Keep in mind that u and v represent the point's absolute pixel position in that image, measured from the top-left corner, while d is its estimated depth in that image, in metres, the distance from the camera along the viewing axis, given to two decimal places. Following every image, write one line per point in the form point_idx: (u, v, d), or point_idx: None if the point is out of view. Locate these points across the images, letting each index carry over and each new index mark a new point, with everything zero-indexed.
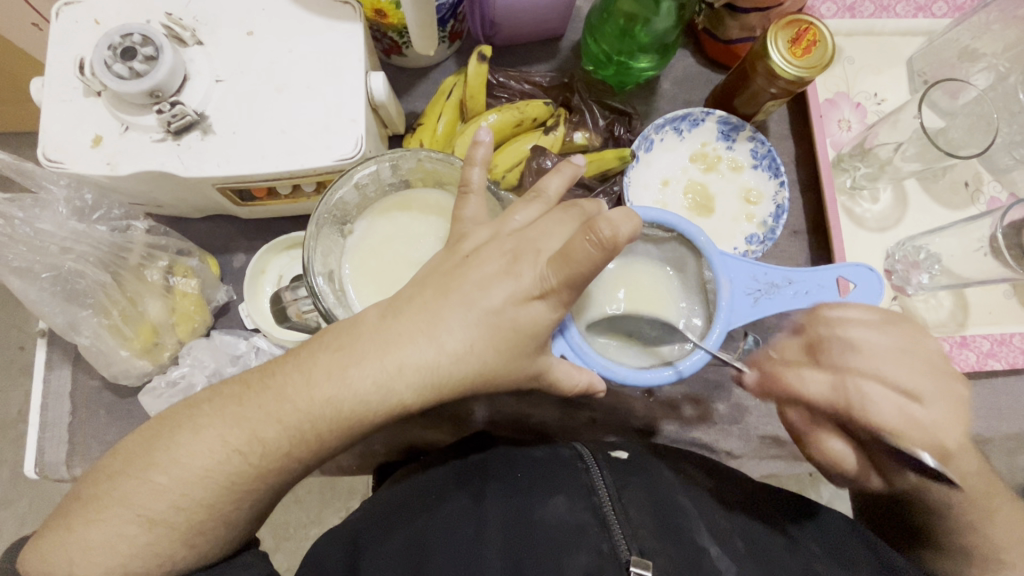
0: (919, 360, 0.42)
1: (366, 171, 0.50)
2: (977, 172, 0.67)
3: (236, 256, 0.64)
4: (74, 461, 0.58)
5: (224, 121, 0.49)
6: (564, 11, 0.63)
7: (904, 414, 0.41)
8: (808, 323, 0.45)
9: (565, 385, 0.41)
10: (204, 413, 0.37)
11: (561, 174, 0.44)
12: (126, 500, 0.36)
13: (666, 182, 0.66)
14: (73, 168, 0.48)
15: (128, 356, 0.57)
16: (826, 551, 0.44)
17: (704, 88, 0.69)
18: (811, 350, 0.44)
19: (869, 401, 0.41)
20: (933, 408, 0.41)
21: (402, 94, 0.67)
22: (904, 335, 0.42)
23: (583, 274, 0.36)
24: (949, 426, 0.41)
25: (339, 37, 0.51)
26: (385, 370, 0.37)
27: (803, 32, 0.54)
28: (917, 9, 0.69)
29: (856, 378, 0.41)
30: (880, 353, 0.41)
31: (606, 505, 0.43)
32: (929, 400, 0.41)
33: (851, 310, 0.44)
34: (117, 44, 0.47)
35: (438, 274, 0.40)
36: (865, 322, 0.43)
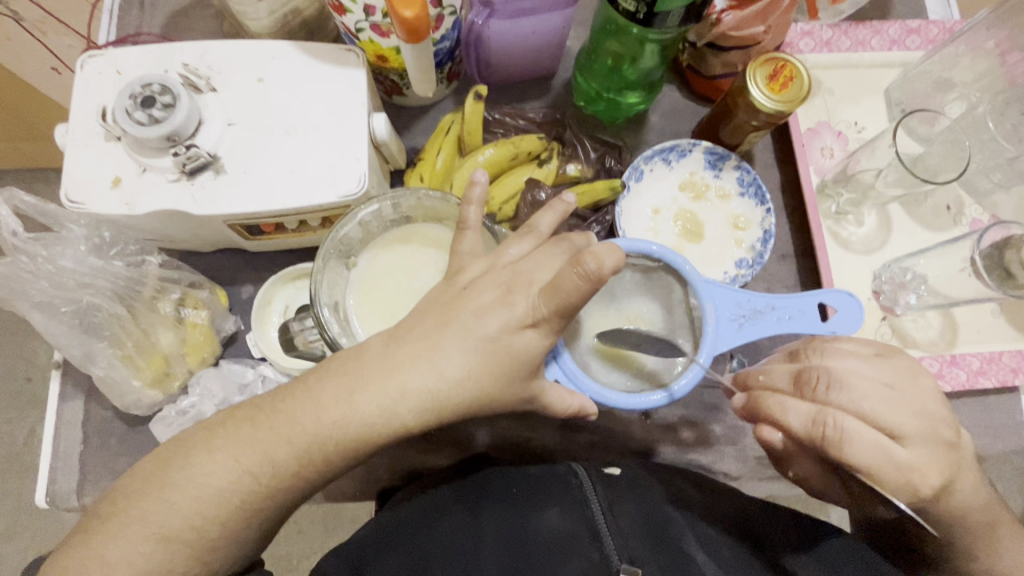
0: (914, 403, 0.42)
1: (370, 210, 0.53)
2: (958, 196, 0.69)
3: (245, 287, 0.66)
4: (85, 490, 0.60)
5: (236, 161, 0.52)
6: (554, 51, 0.67)
7: (885, 450, 0.41)
8: (812, 378, 0.44)
9: (557, 409, 0.43)
10: (218, 435, 0.39)
11: (554, 211, 0.46)
12: (143, 519, 0.37)
13: (657, 210, 0.68)
14: (93, 208, 0.51)
15: (140, 386, 0.59)
16: (812, 556, 0.46)
17: (691, 121, 0.72)
18: (797, 382, 0.45)
19: (844, 444, 0.41)
20: (916, 451, 0.41)
21: (403, 132, 0.70)
22: (894, 370, 0.44)
23: (572, 304, 0.38)
24: (930, 470, 0.42)
25: (344, 84, 0.54)
26: (389, 395, 0.39)
27: (781, 69, 0.57)
28: (892, 43, 0.73)
29: (831, 417, 0.41)
30: (859, 401, 0.42)
31: (598, 517, 0.45)
32: (911, 441, 0.42)
33: (845, 358, 0.45)
34: (138, 93, 0.50)
35: (438, 304, 0.42)
36: (876, 384, 0.43)
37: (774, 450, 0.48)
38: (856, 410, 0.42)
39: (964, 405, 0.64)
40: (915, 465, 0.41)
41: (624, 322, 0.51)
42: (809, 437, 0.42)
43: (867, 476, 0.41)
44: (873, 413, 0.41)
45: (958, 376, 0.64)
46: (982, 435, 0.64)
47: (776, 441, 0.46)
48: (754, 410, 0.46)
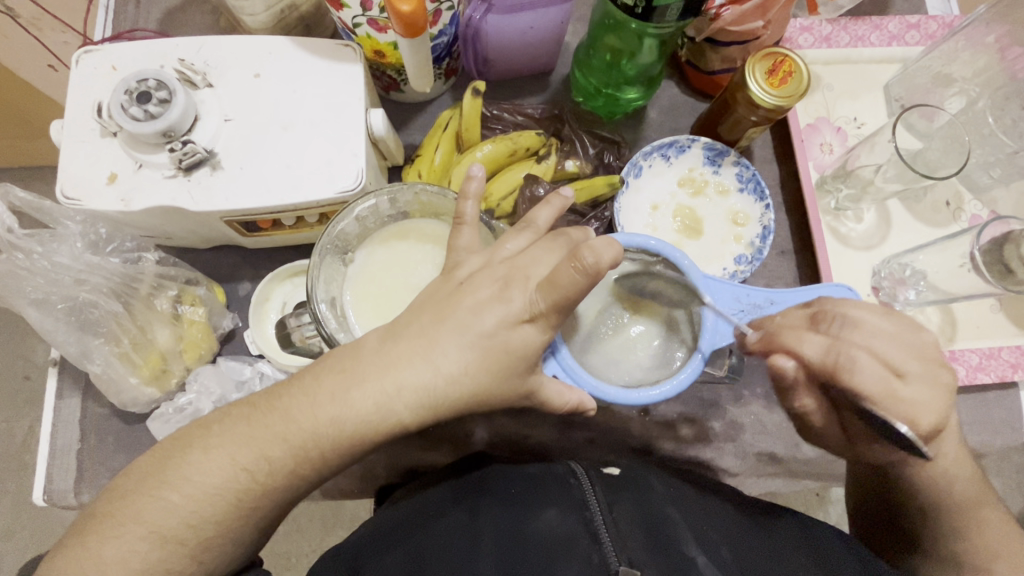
0: (919, 346, 0.42)
1: (365, 205, 0.53)
2: (957, 191, 0.69)
3: (242, 284, 0.66)
4: (82, 488, 0.60)
5: (233, 157, 0.52)
6: (552, 46, 0.66)
7: (886, 385, 0.41)
8: (823, 314, 0.43)
9: (555, 404, 0.43)
10: (214, 433, 0.39)
11: (551, 206, 0.46)
12: (139, 518, 0.37)
13: (655, 206, 0.68)
14: (89, 204, 0.51)
15: (138, 383, 0.59)
16: (812, 559, 0.46)
17: (689, 117, 0.72)
18: (811, 319, 0.44)
19: (852, 371, 0.40)
20: (918, 388, 0.41)
21: (401, 128, 0.70)
22: (904, 323, 0.43)
23: (570, 298, 0.38)
24: (929, 410, 0.41)
25: (340, 79, 0.54)
26: (385, 390, 0.39)
27: (779, 64, 0.57)
28: (891, 38, 0.73)
29: (843, 342, 0.41)
30: (869, 328, 0.42)
31: (597, 518, 0.44)
32: (913, 380, 0.41)
33: (866, 310, 0.42)
34: (133, 88, 0.50)
35: (435, 300, 0.42)
36: (887, 332, 0.42)
37: (781, 383, 0.44)
38: (868, 345, 0.41)
39: (962, 401, 0.64)
40: (916, 403, 0.41)
41: (624, 310, 0.51)
42: (821, 367, 0.41)
43: (868, 404, 0.41)
44: (884, 352, 0.41)
45: (957, 372, 0.64)
46: (982, 431, 0.64)
47: (787, 371, 0.42)
48: (769, 343, 0.43)
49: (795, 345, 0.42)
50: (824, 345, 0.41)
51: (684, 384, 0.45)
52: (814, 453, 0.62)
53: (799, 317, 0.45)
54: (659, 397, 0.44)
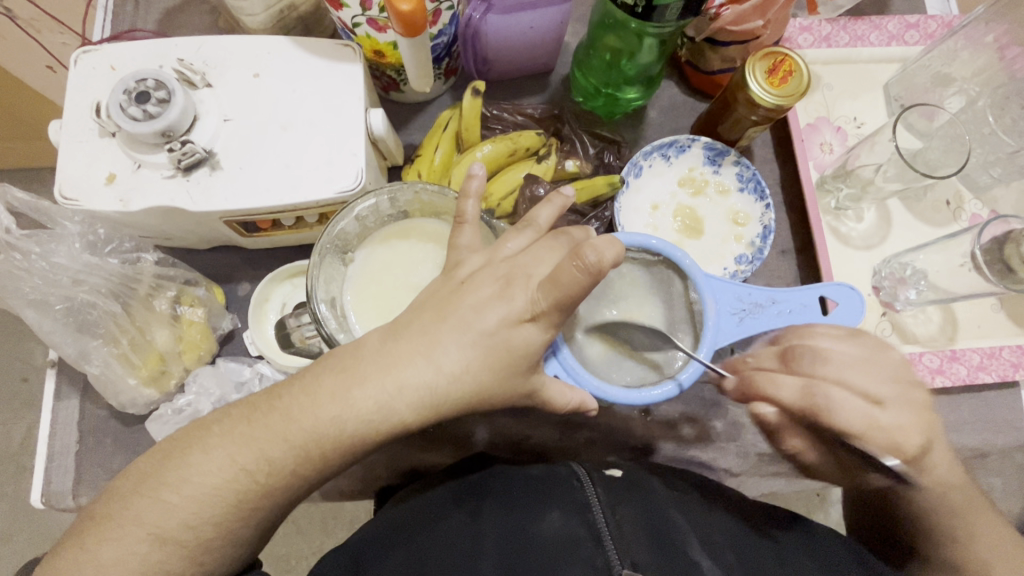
0: (887, 368, 0.47)
1: (366, 204, 0.52)
2: (957, 191, 0.69)
3: (241, 285, 0.66)
4: (80, 490, 0.60)
5: (232, 157, 0.52)
6: (552, 46, 0.66)
7: (869, 417, 0.45)
8: (793, 349, 0.48)
9: (557, 404, 0.43)
10: (214, 433, 0.39)
11: (551, 205, 0.46)
12: (138, 519, 0.37)
13: (656, 206, 0.68)
14: (87, 205, 0.51)
15: (136, 384, 0.58)
16: (815, 562, 0.45)
17: (689, 117, 0.72)
18: (783, 358, 0.48)
19: (830, 411, 0.45)
20: (896, 412, 0.46)
21: (400, 128, 0.70)
22: (866, 347, 0.47)
23: (571, 297, 0.38)
24: (906, 430, 0.46)
25: (340, 79, 0.54)
26: (386, 390, 0.39)
27: (780, 63, 0.57)
28: (891, 38, 0.73)
29: (815, 379, 0.46)
30: (836, 359, 0.46)
31: (600, 521, 0.44)
32: (889, 405, 0.46)
33: (835, 342, 0.47)
34: (132, 88, 0.50)
35: (436, 299, 0.42)
36: (853, 359, 0.47)
37: (767, 425, 0.51)
38: (837, 377, 0.46)
39: (963, 401, 0.64)
40: (896, 426, 0.45)
41: (626, 306, 0.51)
42: (799, 408, 0.45)
43: (858, 440, 0.45)
44: (853, 381, 0.46)
45: (958, 372, 0.64)
46: (984, 431, 0.64)
47: (768, 413, 0.48)
48: (750, 390, 0.47)
49: (773, 393, 0.46)
50: (798, 385, 0.46)
51: (688, 383, 0.45)
52: None
53: (773, 356, 0.49)
54: (664, 397, 0.44)
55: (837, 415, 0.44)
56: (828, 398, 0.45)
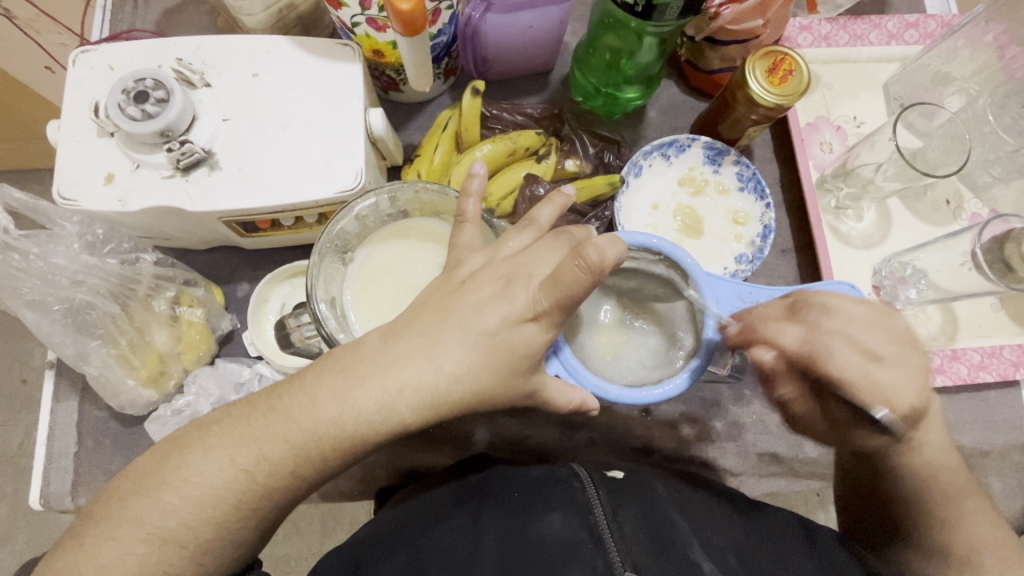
0: (895, 331, 0.45)
1: (366, 204, 0.52)
2: (957, 190, 0.69)
3: (240, 285, 0.66)
4: (79, 491, 0.59)
5: (232, 157, 0.52)
6: (552, 45, 0.66)
7: (864, 372, 0.44)
8: (802, 302, 0.46)
9: (558, 404, 0.42)
10: (213, 433, 0.39)
11: (552, 205, 0.46)
12: (137, 519, 0.37)
13: (655, 205, 0.68)
14: (86, 205, 0.51)
15: (135, 385, 0.58)
16: (816, 564, 0.45)
17: (689, 116, 0.72)
18: (790, 309, 0.46)
19: (830, 360, 0.44)
20: (893, 370, 0.44)
21: (400, 128, 0.70)
22: (877, 310, 0.45)
23: (573, 297, 0.38)
24: (904, 391, 0.44)
25: (339, 79, 0.53)
26: (387, 391, 0.38)
27: (780, 62, 0.57)
28: (890, 37, 0.73)
29: (817, 328, 0.45)
30: (841, 314, 0.45)
31: (601, 524, 0.44)
32: (889, 364, 0.44)
33: (848, 302, 0.45)
34: (131, 88, 0.49)
35: (436, 299, 0.42)
36: (863, 321, 0.45)
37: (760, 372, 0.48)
38: (842, 333, 0.44)
39: (964, 400, 0.64)
40: (893, 385, 0.43)
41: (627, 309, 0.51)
42: (799, 354, 0.45)
43: (849, 390, 0.44)
44: (858, 338, 0.44)
45: (959, 371, 0.64)
46: (985, 430, 0.64)
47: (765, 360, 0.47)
48: (750, 335, 0.46)
49: (775, 337, 0.45)
50: (801, 335, 0.45)
51: (687, 383, 0.45)
52: (816, 453, 0.62)
53: (780, 308, 0.46)
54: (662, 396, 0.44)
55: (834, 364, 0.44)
56: (826, 349, 0.44)
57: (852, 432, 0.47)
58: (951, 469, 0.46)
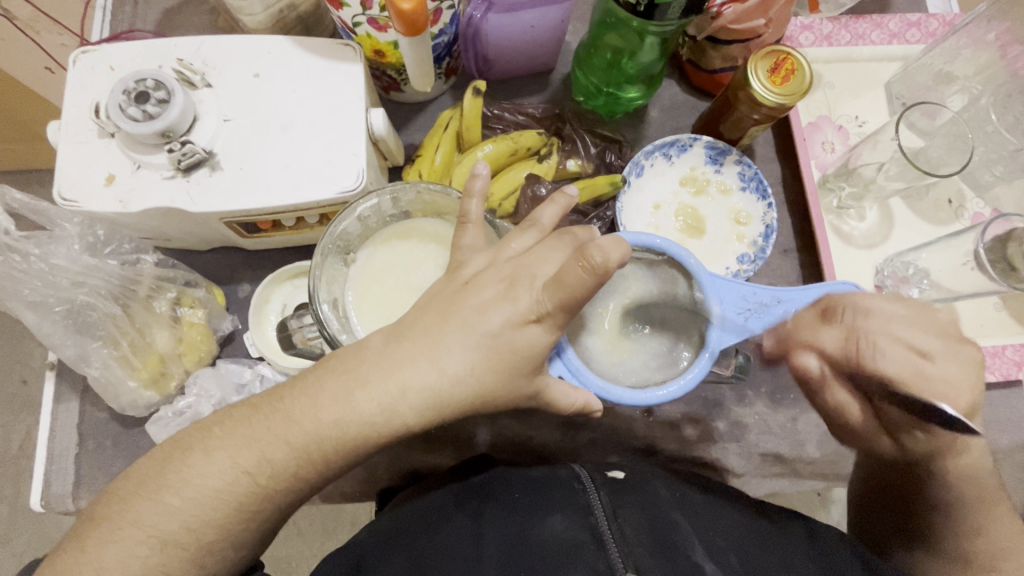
0: (935, 325, 0.44)
1: (368, 204, 0.52)
2: (960, 189, 0.69)
3: (241, 286, 0.65)
4: (81, 493, 0.59)
5: (233, 157, 0.51)
6: (553, 45, 0.66)
7: (915, 368, 0.43)
8: (837, 304, 0.46)
9: (561, 404, 0.42)
10: (215, 435, 0.39)
11: (555, 205, 0.46)
12: (138, 521, 0.37)
13: (657, 205, 0.68)
14: (87, 206, 0.50)
15: (136, 386, 0.58)
16: (819, 566, 0.45)
17: (691, 116, 0.72)
18: (826, 312, 0.46)
19: (876, 360, 0.43)
20: (947, 365, 0.43)
21: (401, 128, 0.69)
22: (914, 306, 0.45)
23: (576, 298, 0.38)
24: (957, 386, 0.42)
25: (340, 79, 0.53)
26: (390, 393, 0.38)
27: (782, 62, 0.56)
28: (892, 36, 0.73)
29: (859, 324, 0.45)
30: (882, 308, 0.44)
31: (602, 524, 0.44)
32: (939, 357, 0.43)
33: (889, 301, 0.45)
34: (131, 89, 0.49)
35: (439, 299, 0.42)
36: (904, 316, 0.44)
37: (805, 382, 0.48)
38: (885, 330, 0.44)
39: None
40: (948, 378, 0.42)
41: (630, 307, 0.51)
42: (843, 356, 0.45)
43: (902, 387, 0.43)
44: (901, 334, 0.44)
45: None
46: (989, 430, 0.63)
47: (811, 368, 0.47)
48: (786, 345, 0.48)
49: (816, 338, 0.46)
50: (843, 334, 0.45)
51: (693, 385, 0.45)
52: (819, 453, 0.62)
53: (814, 311, 0.47)
54: (667, 398, 0.44)
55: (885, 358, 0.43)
56: (874, 344, 0.44)
57: (908, 435, 0.47)
58: (955, 472, 0.46)
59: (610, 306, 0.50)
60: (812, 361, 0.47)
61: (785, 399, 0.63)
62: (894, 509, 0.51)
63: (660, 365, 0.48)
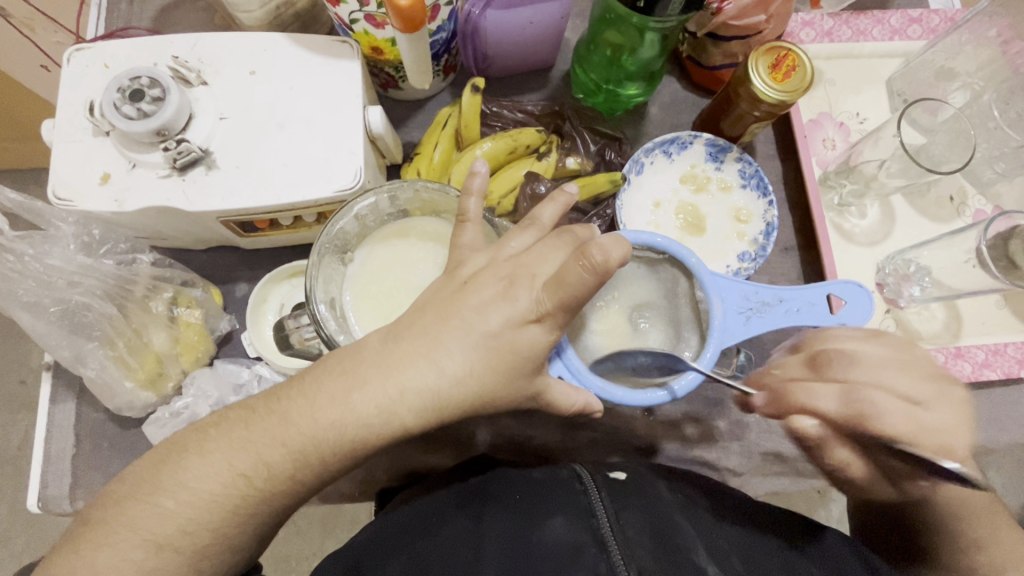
0: (921, 368, 0.46)
1: (365, 203, 0.52)
2: (961, 186, 0.69)
3: (239, 285, 0.65)
4: (78, 494, 0.59)
5: (229, 156, 0.51)
6: (552, 42, 0.66)
7: (915, 421, 0.44)
8: (824, 355, 0.47)
9: (562, 406, 0.42)
10: (211, 437, 0.38)
11: (555, 203, 0.45)
12: (134, 525, 0.36)
13: (657, 204, 0.67)
14: (82, 205, 0.50)
15: (133, 388, 0.57)
16: (821, 568, 0.45)
17: (691, 113, 0.71)
18: (812, 364, 0.47)
19: (878, 418, 0.44)
20: (936, 412, 0.45)
21: (399, 126, 0.69)
22: (895, 348, 0.47)
23: (577, 298, 0.37)
24: (954, 432, 0.45)
25: (337, 76, 0.53)
26: (387, 394, 0.38)
27: (782, 58, 0.56)
28: (893, 32, 0.72)
29: (851, 376, 0.45)
30: (868, 359, 0.46)
31: (605, 526, 0.44)
32: (930, 405, 0.45)
33: (877, 346, 0.46)
34: (126, 86, 0.49)
35: (438, 299, 0.41)
36: (893, 363, 0.46)
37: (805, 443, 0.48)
38: (874, 381, 0.45)
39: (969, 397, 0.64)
40: (940, 427, 0.45)
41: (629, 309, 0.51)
42: (845, 418, 0.45)
43: (910, 447, 0.43)
44: (891, 384, 0.45)
45: (963, 369, 0.63)
46: (991, 428, 0.63)
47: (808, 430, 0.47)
48: (780, 403, 0.47)
49: (814, 395, 0.45)
50: (840, 391, 0.45)
51: (691, 386, 0.44)
52: None
53: (803, 360, 0.48)
54: (665, 399, 0.44)
55: (887, 417, 0.44)
56: (872, 401, 0.44)
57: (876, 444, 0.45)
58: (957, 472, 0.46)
59: (611, 308, 0.51)
60: (809, 424, 0.46)
61: None
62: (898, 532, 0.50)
63: None
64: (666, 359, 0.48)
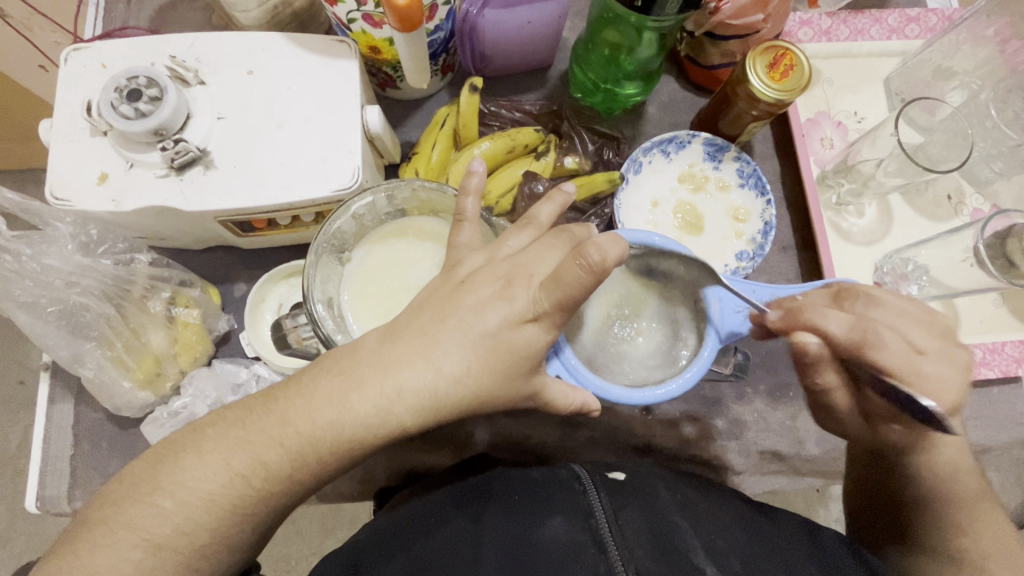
0: (939, 329, 0.43)
1: (363, 202, 0.52)
2: (959, 185, 0.69)
3: (237, 285, 0.65)
4: (76, 494, 0.59)
5: (227, 156, 0.51)
6: (550, 41, 0.66)
7: (911, 363, 0.42)
8: (847, 294, 0.45)
9: (559, 404, 0.42)
10: (208, 437, 0.38)
11: (553, 202, 0.45)
12: (132, 525, 0.36)
13: (655, 203, 0.67)
14: (79, 205, 0.50)
15: (132, 387, 0.58)
16: (818, 567, 0.45)
17: (689, 112, 0.71)
18: (833, 300, 0.45)
19: (878, 349, 0.42)
20: (937, 364, 0.42)
21: (398, 126, 0.69)
22: (922, 307, 0.44)
23: (574, 297, 0.37)
24: (947, 388, 0.42)
25: (335, 76, 0.53)
26: (385, 394, 0.38)
27: (780, 57, 0.56)
28: (891, 31, 0.72)
29: (863, 311, 0.43)
30: (892, 304, 0.43)
31: (603, 527, 0.44)
32: (933, 357, 0.42)
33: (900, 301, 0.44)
34: (123, 86, 0.49)
35: (436, 298, 0.41)
36: (913, 317, 0.43)
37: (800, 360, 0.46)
38: (892, 324, 0.43)
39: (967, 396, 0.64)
40: (937, 378, 0.42)
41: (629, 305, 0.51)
42: (847, 342, 0.43)
43: (892, 379, 0.42)
44: (906, 331, 0.43)
45: None
46: (988, 427, 0.63)
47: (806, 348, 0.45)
48: (793, 321, 0.44)
49: (820, 321, 0.43)
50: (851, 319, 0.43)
51: (691, 384, 0.44)
52: (818, 450, 0.61)
53: (823, 297, 0.46)
54: (664, 397, 0.44)
55: (886, 349, 0.42)
56: (880, 335, 0.42)
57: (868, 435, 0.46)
58: (953, 470, 0.46)
59: (609, 303, 0.50)
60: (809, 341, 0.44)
61: (784, 397, 0.62)
62: (884, 515, 0.50)
63: (656, 364, 0.48)
64: (665, 358, 0.48)
